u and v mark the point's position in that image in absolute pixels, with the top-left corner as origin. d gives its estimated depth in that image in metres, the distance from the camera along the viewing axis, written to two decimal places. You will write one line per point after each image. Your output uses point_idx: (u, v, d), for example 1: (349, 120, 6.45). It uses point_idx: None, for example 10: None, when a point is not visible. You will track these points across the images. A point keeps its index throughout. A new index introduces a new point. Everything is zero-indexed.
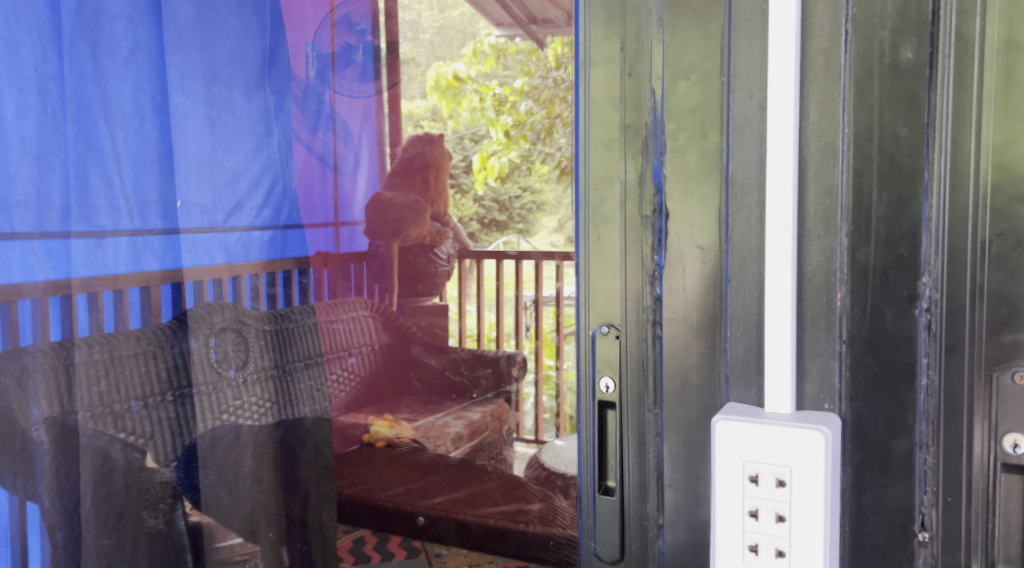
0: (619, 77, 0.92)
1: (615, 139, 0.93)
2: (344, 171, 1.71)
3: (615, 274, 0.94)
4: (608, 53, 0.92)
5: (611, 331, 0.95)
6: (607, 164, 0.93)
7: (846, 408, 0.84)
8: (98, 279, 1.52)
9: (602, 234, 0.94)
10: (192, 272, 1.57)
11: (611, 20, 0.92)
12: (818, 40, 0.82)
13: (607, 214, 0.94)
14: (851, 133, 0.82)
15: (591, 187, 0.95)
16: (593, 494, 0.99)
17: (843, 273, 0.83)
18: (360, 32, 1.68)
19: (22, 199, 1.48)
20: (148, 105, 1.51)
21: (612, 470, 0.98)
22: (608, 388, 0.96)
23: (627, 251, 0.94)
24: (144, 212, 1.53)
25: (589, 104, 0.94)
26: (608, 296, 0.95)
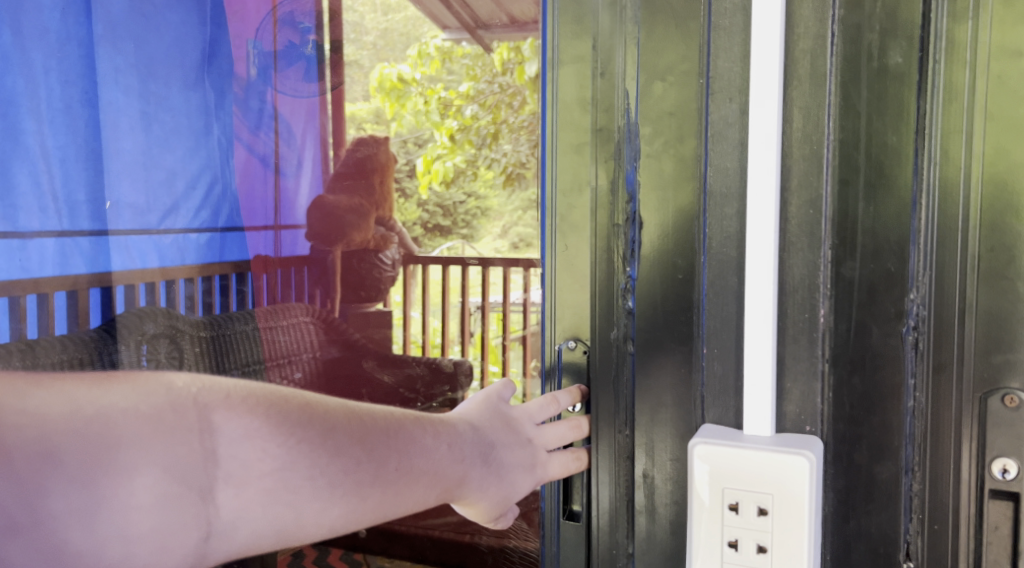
0: (589, 77, 0.87)
1: (585, 143, 0.88)
2: (285, 172, 1.42)
3: (585, 288, 0.89)
4: (578, 52, 0.87)
5: (578, 346, 0.91)
6: (577, 169, 0.88)
7: (828, 431, 0.79)
8: (34, 282, 1.43)
9: (570, 243, 0.89)
10: (119, 275, 1.48)
11: (581, 17, 0.87)
12: (803, 42, 0.78)
13: (576, 223, 0.89)
14: (837, 140, 0.78)
15: (559, 193, 0.90)
16: (558, 520, 0.94)
17: (826, 288, 0.79)
18: (303, 30, 1.38)
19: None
20: (76, 99, 1.38)
21: (577, 492, 0.93)
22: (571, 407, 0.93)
23: (595, 264, 0.89)
24: (73, 213, 1.42)
25: (557, 105, 0.89)
26: (575, 309, 0.90)
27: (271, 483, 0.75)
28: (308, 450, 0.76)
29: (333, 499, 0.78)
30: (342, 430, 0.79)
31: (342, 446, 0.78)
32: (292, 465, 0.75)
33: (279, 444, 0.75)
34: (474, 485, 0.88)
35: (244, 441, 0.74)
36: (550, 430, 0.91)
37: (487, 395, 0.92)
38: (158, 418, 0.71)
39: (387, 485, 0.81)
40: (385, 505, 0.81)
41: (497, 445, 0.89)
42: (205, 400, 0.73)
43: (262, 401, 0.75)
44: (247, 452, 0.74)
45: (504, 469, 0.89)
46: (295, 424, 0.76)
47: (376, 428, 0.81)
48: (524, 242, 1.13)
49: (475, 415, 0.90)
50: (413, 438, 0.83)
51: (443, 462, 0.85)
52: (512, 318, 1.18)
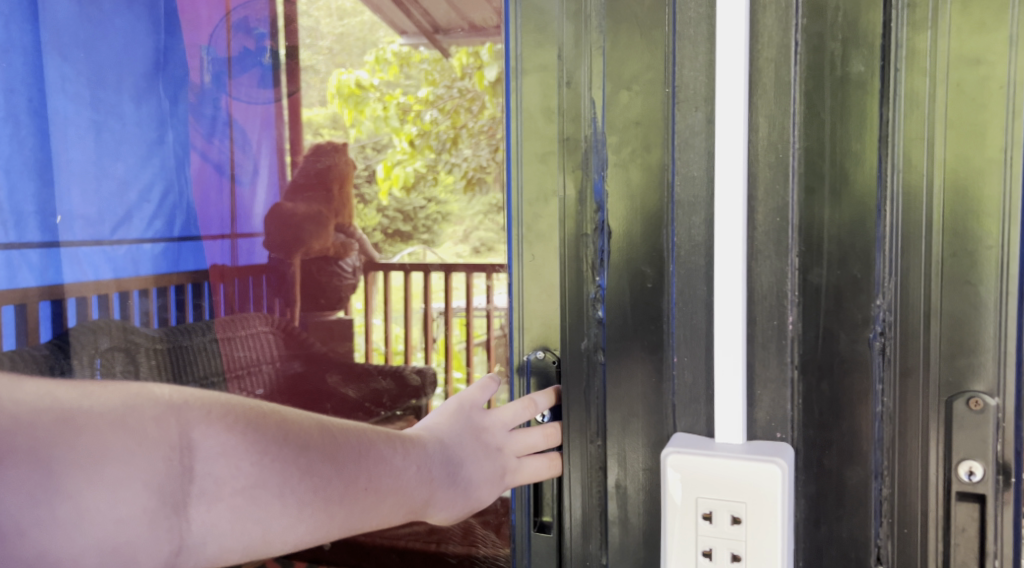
0: (553, 86, 0.87)
1: (551, 152, 0.88)
2: (241, 180, 1.26)
3: (553, 297, 0.90)
4: (542, 61, 0.87)
5: (547, 355, 0.92)
6: (544, 179, 0.88)
7: (798, 437, 0.80)
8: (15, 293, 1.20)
9: (536, 253, 0.89)
10: (74, 289, 1.25)
11: (544, 26, 0.87)
12: (768, 51, 0.78)
13: (542, 232, 0.89)
14: (802, 148, 0.78)
15: (526, 202, 0.90)
16: (530, 532, 0.95)
17: (794, 295, 0.79)
18: (258, 37, 1.24)
19: None
20: (21, 109, 1.19)
21: (548, 504, 0.94)
22: (540, 415, 0.94)
23: (563, 273, 0.89)
24: (18, 224, 1.20)
25: (521, 114, 0.89)
26: (544, 319, 0.91)
27: (243, 499, 0.93)
28: (279, 468, 0.96)
29: (303, 512, 0.97)
30: (314, 450, 0.99)
31: (311, 466, 0.97)
32: (259, 483, 0.94)
33: (251, 462, 0.94)
34: (435, 503, 1.00)
35: (219, 459, 0.93)
36: (522, 438, 0.94)
37: (459, 403, 0.99)
38: (142, 433, 0.90)
39: (350, 500, 0.99)
40: (347, 519, 1.00)
41: (464, 459, 0.98)
42: (187, 420, 0.95)
43: (236, 424, 0.97)
44: (221, 469, 0.93)
45: (469, 484, 0.99)
46: (268, 445, 0.97)
47: (342, 449, 1.01)
48: (487, 247, 1.11)
49: (446, 428, 0.99)
50: (382, 457, 0.99)
51: (406, 481, 0.99)
52: (476, 324, 1.14)
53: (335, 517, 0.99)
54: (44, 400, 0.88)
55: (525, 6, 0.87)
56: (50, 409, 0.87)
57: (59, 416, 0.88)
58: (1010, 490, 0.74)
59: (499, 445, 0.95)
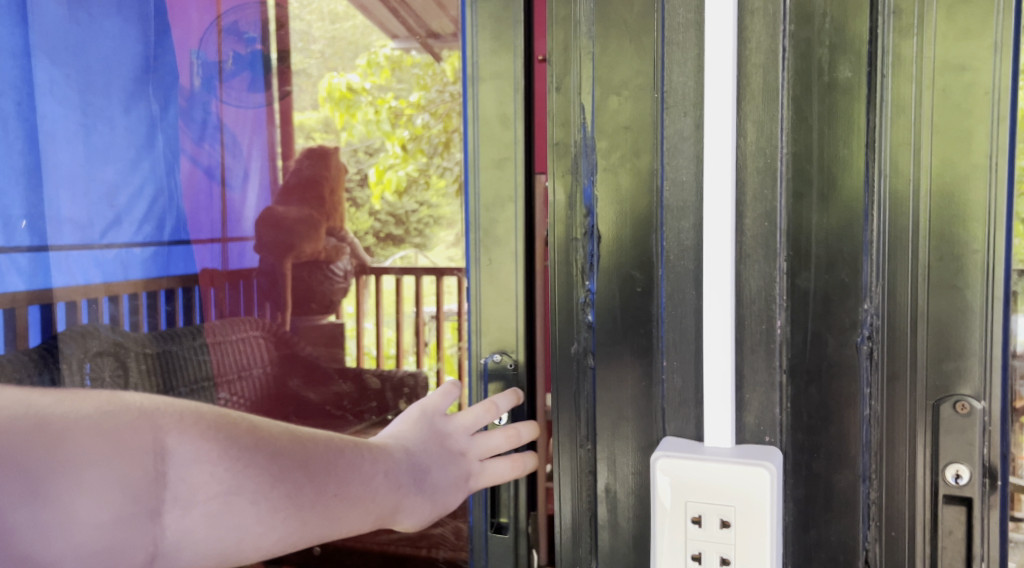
0: (511, 92, 0.89)
1: (506, 158, 0.90)
2: (231, 185, 1.23)
3: (512, 301, 0.92)
4: (497, 68, 0.89)
5: (504, 358, 0.92)
6: (498, 184, 0.90)
7: (787, 441, 0.80)
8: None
9: (495, 259, 0.91)
10: (62, 292, 1.33)
11: (500, 32, 0.89)
12: (756, 56, 0.79)
13: (500, 237, 0.91)
14: (790, 153, 0.79)
15: (482, 208, 0.91)
16: (485, 533, 0.95)
17: (782, 299, 0.80)
18: (248, 42, 1.20)
19: None
20: (11, 113, 1.31)
21: (505, 507, 0.94)
22: (499, 420, 0.93)
23: (517, 277, 0.91)
24: (8, 226, 1.32)
25: (477, 121, 0.90)
26: (500, 323, 0.92)
27: (218, 506, 0.86)
28: (253, 474, 0.87)
29: (275, 521, 0.88)
30: (286, 455, 0.89)
31: (283, 472, 0.88)
32: (234, 490, 0.86)
33: (225, 468, 0.87)
34: (406, 508, 0.91)
35: (195, 465, 0.86)
36: (483, 439, 0.91)
37: (422, 406, 0.92)
38: (119, 438, 0.86)
39: (319, 508, 0.89)
40: (312, 528, 0.89)
41: (429, 465, 0.91)
42: (162, 425, 0.88)
43: (210, 426, 0.88)
44: (195, 475, 0.86)
45: (437, 489, 0.91)
46: (241, 451, 0.88)
47: (314, 453, 0.90)
48: None
49: (415, 436, 0.91)
50: (352, 464, 0.89)
51: (376, 486, 0.90)
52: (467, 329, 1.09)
53: (303, 526, 0.89)
54: (20, 408, 0.85)
55: (486, 12, 0.89)
56: (23, 416, 0.84)
57: (36, 422, 0.84)
58: (995, 493, 0.74)
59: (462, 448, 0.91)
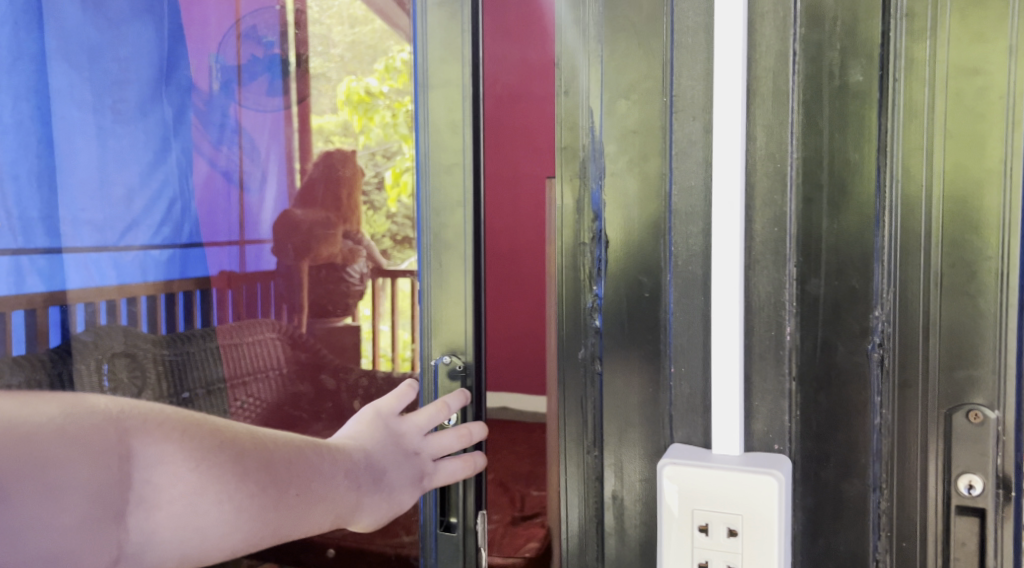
0: (459, 101, 0.92)
1: (455, 164, 0.92)
2: (249, 189, 1.23)
3: (458, 301, 0.94)
4: (447, 76, 0.92)
5: (453, 360, 0.94)
6: (450, 189, 0.93)
7: (796, 449, 0.79)
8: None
9: (444, 262, 0.94)
10: (78, 295, 1.19)
11: (448, 41, 0.92)
12: (765, 60, 0.78)
13: (450, 241, 0.93)
14: (800, 158, 0.78)
15: (431, 212, 0.94)
16: (435, 531, 0.96)
17: (792, 305, 0.79)
18: (267, 46, 1.19)
19: None
20: (24, 89, 1.14)
21: (455, 506, 0.96)
22: (450, 420, 0.95)
23: (464, 278, 0.93)
24: (27, 227, 1.13)
25: (429, 128, 0.93)
26: (451, 325, 0.94)
27: (184, 507, 0.84)
28: (219, 474, 0.85)
29: (238, 518, 0.85)
30: (250, 455, 0.87)
31: (249, 471, 0.87)
32: (201, 490, 0.84)
33: (191, 469, 0.84)
34: (365, 507, 0.91)
35: (161, 466, 0.84)
36: (437, 439, 0.93)
37: (370, 410, 0.94)
38: (84, 441, 0.82)
39: (282, 507, 0.87)
40: (277, 526, 0.87)
41: (387, 464, 0.92)
42: (129, 427, 0.85)
43: (173, 426, 0.86)
44: (160, 476, 0.84)
45: (394, 488, 0.92)
46: (206, 451, 0.85)
47: (276, 454, 0.89)
48: None
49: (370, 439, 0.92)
50: (312, 466, 0.89)
51: (336, 486, 0.90)
52: None
53: (267, 524, 0.87)
54: None
55: (433, 24, 0.92)
56: None
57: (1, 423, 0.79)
58: (1010, 505, 0.73)
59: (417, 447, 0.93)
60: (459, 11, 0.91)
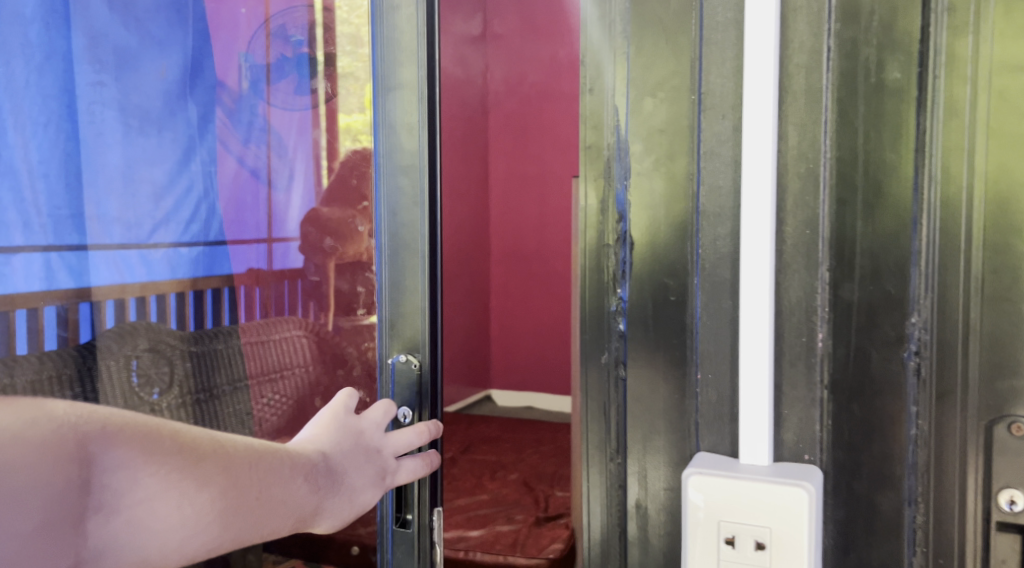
0: (416, 101, 0.93)
1: (413, 165, 0.94)
2: (277, 187, 1.42)
3: (415, 299, 0.96)
4: (405, 78, 0.94)
5: (410, 359, 0.96)
6: (409, 191, 0.94)
7: (827, 459, 0.76)
8: (11, 299, 1.52)
9: (401, 261, 0.95)
10: (101, 291, 1.64)
11: (406, 42, 0.93)
12: (798, 56, 0.75)
13: (406, 241, 0.95)
14: (833, 158, 0.75)
15: (387, 212, 0.96)
16: (392, 527, 0.99)
17: (824, 311, 0.76)
18: (295, 44, 1.23)
19: (16, 216, 1.51)
20: (58, 114, 1.57)
21: (413, 504, 0.97)
22: (406, 417, 0.96)
23: (421, 278, 0.95)
24: (57, 226, 1.57)
25: (385, 128, 0.95)
26: (412, 325, 0.96)
27: (142, 511, 0.79)
28: (179, 478, 0.81)
29: (200, 520, 0.81)
30: (210, 460, 0.83)
31: (211, 474, 0.82)
32: (161, 493, 0.80)
33: (150, 472, 0.80)
34: (326, 511, 0.87)
35: (120, 470, 0.79)
36: (399, 436, 0.93)
37: (333, 406, 0.91)
38: (46, 448, 0.76)
39: (241, 510, 0.83)
40: (237, 529, 0.83)
41: (345, 466, 0.89)
42: (87, 431, 0.78)
43: (131, 424, 0.81)
44: (119, 481, 0.79)
45: (356, 489, 0.89)
46: (163, 455, 0.80)
47: (234, 456, 0.84)
48: None
49: (332, 439, 0.89)
50: (274, 467, 0.84)
51: (296, 488, 0.85)
52: None
53: (228, 528, 0.82)
54: None
55: (390, 23, 0.94)
56: None
57: None
58: None
59: (377, 445, 0.92)
60: (414, 11, 0.93)
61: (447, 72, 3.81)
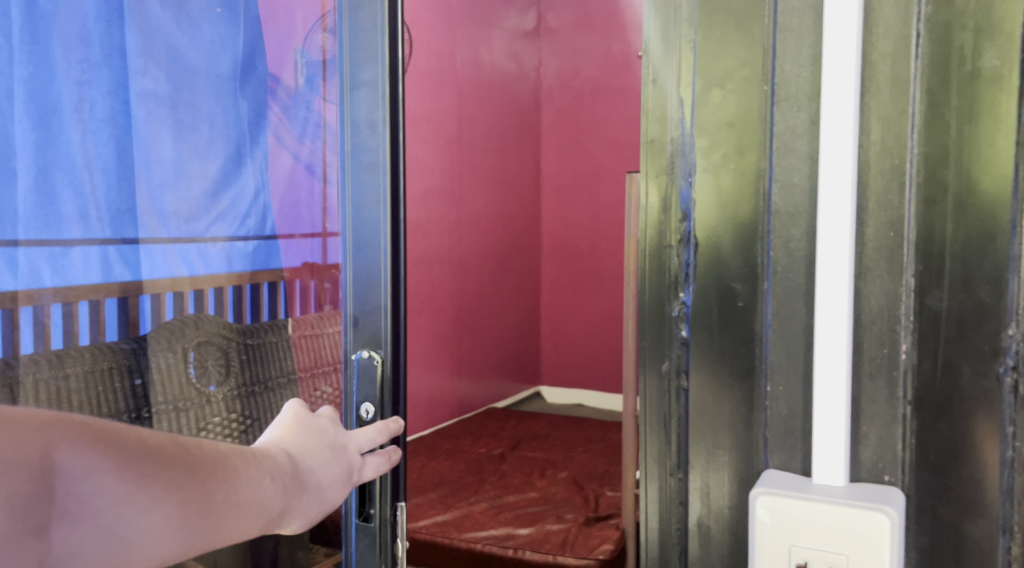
0: (377, 101, 0.98)
1: (376, 162, 0.99)
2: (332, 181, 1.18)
3: (378, 292, 1.00)
4: (369, 77, 0.99)
5: (372, 355, 1.01)
6: (370, 186, 0.99)
7: (910, 482, 0.70)
8: (71, 290, 1.59)
9: (366, 255, 1.00)
10: (152, 285, 1.68)
11: (368, 40, 0.98)
12: (883, 43, 0.69)
13: (367, 235, 1.00)
14: (921, 154, 0.69)
15: (353, 208, 1.00)
16: (355, 521, 1.02)
17: (908, 320, 0.70)
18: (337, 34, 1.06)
19: (71, 212, 1.56)
20: (112, 112, 1.60)
21: (376, 499, 1.01)
22: (369, 413, 1.02)
23: (383, 270, 0.99)
24: (116, 220, 1.62)
25: (353, 127, 1.00)
26: (373, 319, 1.01)
27: (111, 520, 0.68)
28: (151, 483, 0.69)
29: (168, 529, 0.70)
30: (181, 462, 0.71)
31: (178, 480, 0.70)
32: (130, 499, 0.68)
33: (119, 477, 0.68)
34: (295, 511, 0.80)
35: (87, 477, 0.66)
36: (362, 433, 0.92)
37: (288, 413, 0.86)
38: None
39: (209, 514, 0.72)
40: (208, 538, 0.73)
41: (313, 467, 0.84)
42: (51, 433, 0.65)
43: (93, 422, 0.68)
44: (84, 487, 0.67)
45: (324, 487, 0.84)
46: (134, 457, 0.68)
47: (201, 457, 0.73)
48: None
49: (297, 440, 0.83)
50: (242, 472, 0.75)
51: (266, 492, 0.77)
52: None
53: (196, 532, 0.72)
54: None
55: (356, 25, 0.99)
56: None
57: None
58: None
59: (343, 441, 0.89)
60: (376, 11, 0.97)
61: (501, 67, 3.78)
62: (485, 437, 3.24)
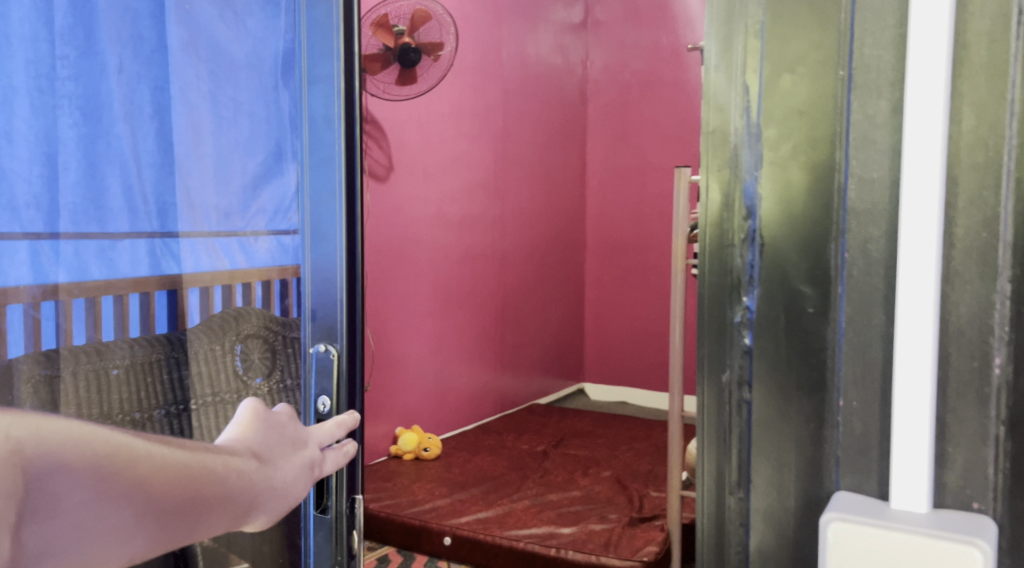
0: (334, 94, 1.03)
1: (331, 157, 1.03)
2: None
3: (334, 287, 1.04)
4: (327, 71, 1.03)
5: (328, 347, 1.04)
6: (324, 182, 1.04)
7: (1002, 511, 0.63)
8: (83, 286, 1.41)
9: (320, 246, 1.04)
10: (191, 280, 1.44)
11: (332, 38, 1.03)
12: (978, 23, 0.62)
13: (323, 230, 1.04)
14: (1019, 146, 0.62)
15: (310, 202, 1.05)
16: (313, 513, 1.05)
17: (1003, 330, 0.63)
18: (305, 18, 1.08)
19: (115, 204, 1.42)
20: (148, 102, 1.41)
21: (332, 496, 1.04)
22: (325, 406, 1.04)
23: (338, 265, 1.03)
24: (163, 213, 1.43)
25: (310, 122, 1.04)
26: (328, 312, 1.04)
27: (79, 519, 0.68)
28: (142, 479, 0.73)
29: (140, 528, 0.72)
30: (159, 466, 0.74)
31: (163, 478, 0.75)
32: (123, 499, 0.71)
33: (95, 477, 0.69)
34: (264, 507, 0.88)
35: (60, 476, 0.66)
36: (319, 429, 0.99)
37: (247, 412, 0.92)
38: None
39: (185, 514, 0.77)
40: (181, 537, 0.77)
41: (282, 462, 0.91)
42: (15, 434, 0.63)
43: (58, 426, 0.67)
44: (56, 486, 0.66)
45: (287, 483, 0.91)
46: (121, 457, 0.71)
47: (179, 459, 0.77)
48: None
49: (261, 438, 0.90)
50: (217, 470, 0.81)
51: (233, 487, 0.83)
52: None
53: (170, 533, 0.75)
54: None
55: (315, 18, 1.03)
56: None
57: None
58: None
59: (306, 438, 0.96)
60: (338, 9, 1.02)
61: (547, 60, 3.72)
62: (528, 434, 3.19)
